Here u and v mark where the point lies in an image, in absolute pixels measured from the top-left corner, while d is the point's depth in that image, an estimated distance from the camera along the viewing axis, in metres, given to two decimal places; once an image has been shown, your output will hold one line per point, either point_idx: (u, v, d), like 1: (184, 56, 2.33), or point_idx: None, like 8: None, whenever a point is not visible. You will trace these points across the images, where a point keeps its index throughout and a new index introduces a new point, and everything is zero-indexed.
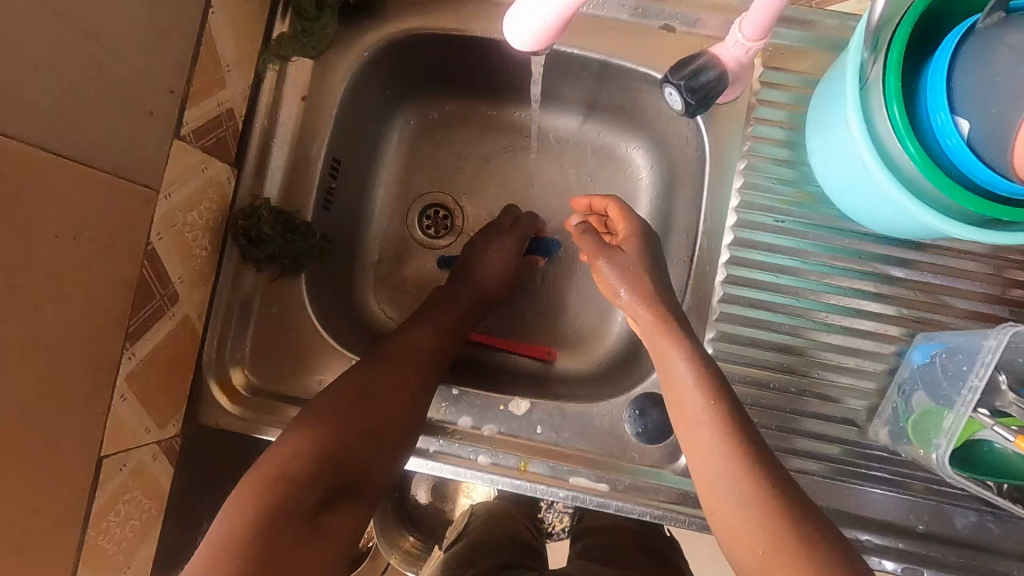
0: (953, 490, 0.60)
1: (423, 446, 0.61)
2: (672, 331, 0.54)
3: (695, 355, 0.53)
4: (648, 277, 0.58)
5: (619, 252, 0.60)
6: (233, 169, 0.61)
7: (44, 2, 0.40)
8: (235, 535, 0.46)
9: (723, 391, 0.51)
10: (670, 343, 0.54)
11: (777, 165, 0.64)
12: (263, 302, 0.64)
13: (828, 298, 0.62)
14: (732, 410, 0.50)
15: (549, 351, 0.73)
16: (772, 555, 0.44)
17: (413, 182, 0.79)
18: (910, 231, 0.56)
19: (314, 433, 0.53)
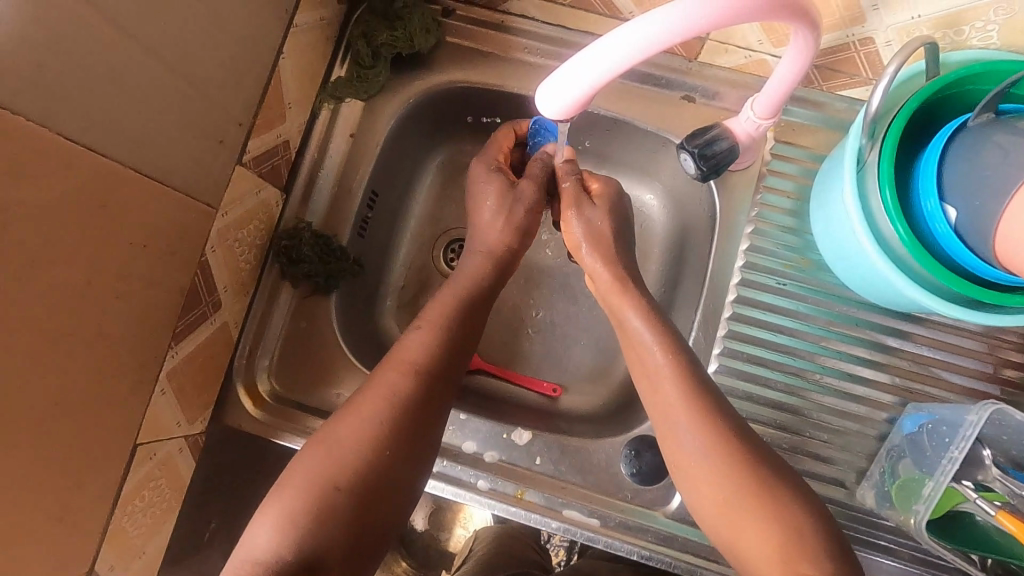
0: (937, 560, 0.62)
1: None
2: (629, 290, 0.60)
3: (650, 313, 0.58)
4: (611, 236, 0.63)
5: (590, 206, 0.64)
6: (282, 193, 0.67)
7: (150, 48, 0.47)
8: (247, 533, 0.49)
9: (679, 346, 0.57)
10: (625, 301, 0.60)
11: (782, 232, 0.68)
12: (294, 316, 0.69)
13: (823, 361, 0.66)
14: (687, 365, 0.55)
15: (555, 388, 0.77)
16: (731, 501, 0.50)
17: (441, 217, 0.85)
18: (903, 304, 0.60)
19: (326, 447, 0.52)
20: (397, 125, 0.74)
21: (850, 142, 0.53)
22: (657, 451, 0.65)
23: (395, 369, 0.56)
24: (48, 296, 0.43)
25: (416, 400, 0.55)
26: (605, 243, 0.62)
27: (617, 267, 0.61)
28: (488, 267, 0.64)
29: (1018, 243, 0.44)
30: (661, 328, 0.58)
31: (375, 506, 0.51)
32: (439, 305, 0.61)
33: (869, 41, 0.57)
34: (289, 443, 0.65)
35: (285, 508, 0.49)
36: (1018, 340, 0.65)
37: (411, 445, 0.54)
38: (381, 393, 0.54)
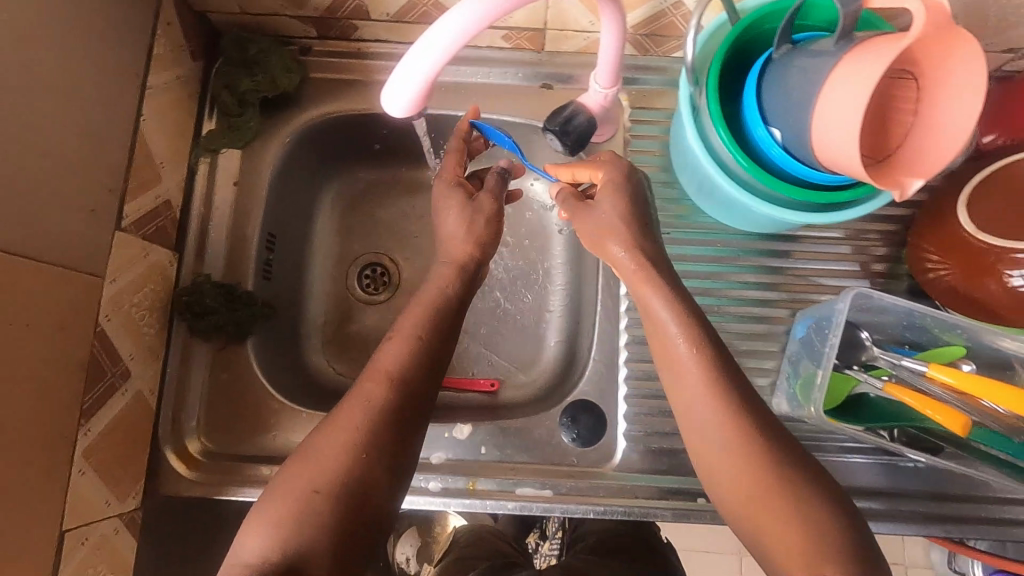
0: (855, 444, 0.68)
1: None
2: (653, 278, 0.52)
3: (676, 299, 0.51)
4: (635, 225, 0.54)
5: (594, 208, 0.57)
6: (174, 253, 0.67)
7: None
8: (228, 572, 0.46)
9: (709, 334, 0.50)
10: (648, 290, 0.52)
11: (658, 187, 0.74)
12: (213, 370, 0.68)
13: (719, 293, 0.71)
14: (710, 344, 0.50)
15: (492, 383, 0.79)
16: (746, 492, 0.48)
17: (350, 247, 0.88)
18: (766, 224, 0.67)
19: (305, 460, 0.50)
20: (281, 167, 0.76)
21: (682, 91, 0.59)
22: (592, 412, 0.68)
23: (373, 381, 0.54)
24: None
25: (390, 408, 0.52)
26: (622, 232, 0.54)
27: (638, 255, 0.53)
28: (456, 277, 0.62)
29: (832, 145, 0.50)
30: (689, 313, 0.51)
31: (360, 511, 0.49)
32: (412, 313, 0.58)
33: (680, 5, 0.64)
34: (233, 496, 0.64)
35: (272, 515, 0.48)
36: (877, 236, 0.73)
37: (394, 454, 0.51)
38: (358, 404, 0.52)
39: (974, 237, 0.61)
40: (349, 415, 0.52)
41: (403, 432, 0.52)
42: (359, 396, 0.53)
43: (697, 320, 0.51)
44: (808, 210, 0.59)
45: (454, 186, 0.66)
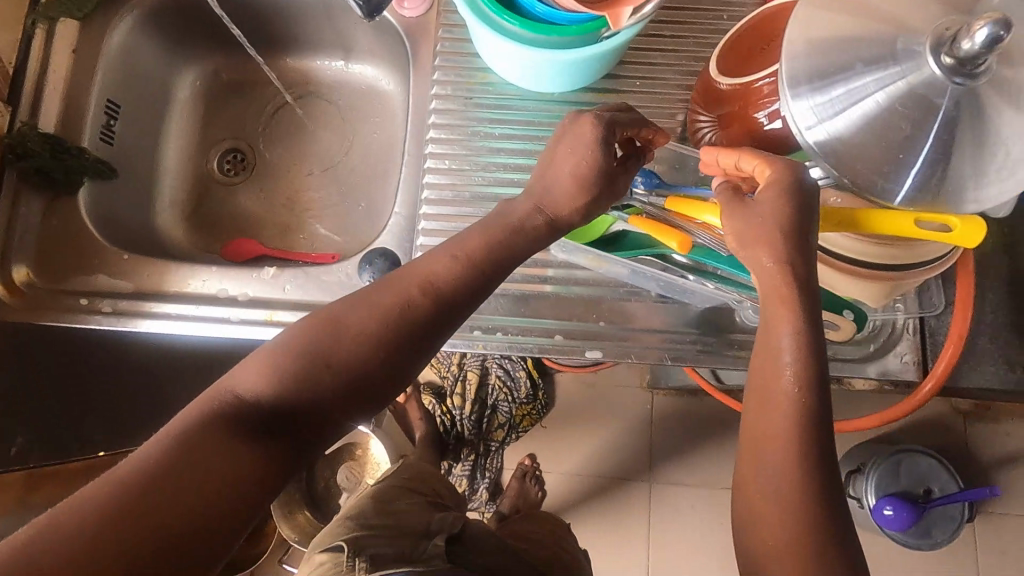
0: (628, 286, 0.72)
1: (167, 311, 0.73)
2: (793, 304, 0.49)
3: (804, 316, 0.48)
4: (780, 234, 0.50)
5: (749, 204, 0.51)
6: (5, 104, 0.73)
7: None
8: (207, 413, 0.45)
9: (823, 381, 0.47)
10: (784, 313, 0.48)
11: (470, 58, 0.79)
12: (43, 216, 0.75)
13: (517, 152, 0.76)
14: (810, 333, 0.48)
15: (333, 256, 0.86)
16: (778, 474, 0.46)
17: (211, 131, 0.95)
18: (548, 78, 0.72)
19: (321, 333, 0.49)
20: (126, 42, 0.82)
21: None
22: (385, 257, 0.73)
23: (416, 284, 0.51)
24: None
25: (416, 318, 0.50)
26: (774, 239, 0.50)
27: (785, 262, 0.49)
28: (539, 222, 0.56)
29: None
30: (807, 353, 0.47)
31: (353, 406, 0.49)
32: (481, 234, 0.54)
33: None
34: (52, 321, 0.71)
35: (275, 364, 0.47)
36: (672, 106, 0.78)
37: (407, 356, 0.50)
38: (394, 298, 0.50)
39: (718, 84, 0.66)
40: (382, 312, 0.50)
41: (408, 347, 0.50)
42: (391, 296, 0.50)
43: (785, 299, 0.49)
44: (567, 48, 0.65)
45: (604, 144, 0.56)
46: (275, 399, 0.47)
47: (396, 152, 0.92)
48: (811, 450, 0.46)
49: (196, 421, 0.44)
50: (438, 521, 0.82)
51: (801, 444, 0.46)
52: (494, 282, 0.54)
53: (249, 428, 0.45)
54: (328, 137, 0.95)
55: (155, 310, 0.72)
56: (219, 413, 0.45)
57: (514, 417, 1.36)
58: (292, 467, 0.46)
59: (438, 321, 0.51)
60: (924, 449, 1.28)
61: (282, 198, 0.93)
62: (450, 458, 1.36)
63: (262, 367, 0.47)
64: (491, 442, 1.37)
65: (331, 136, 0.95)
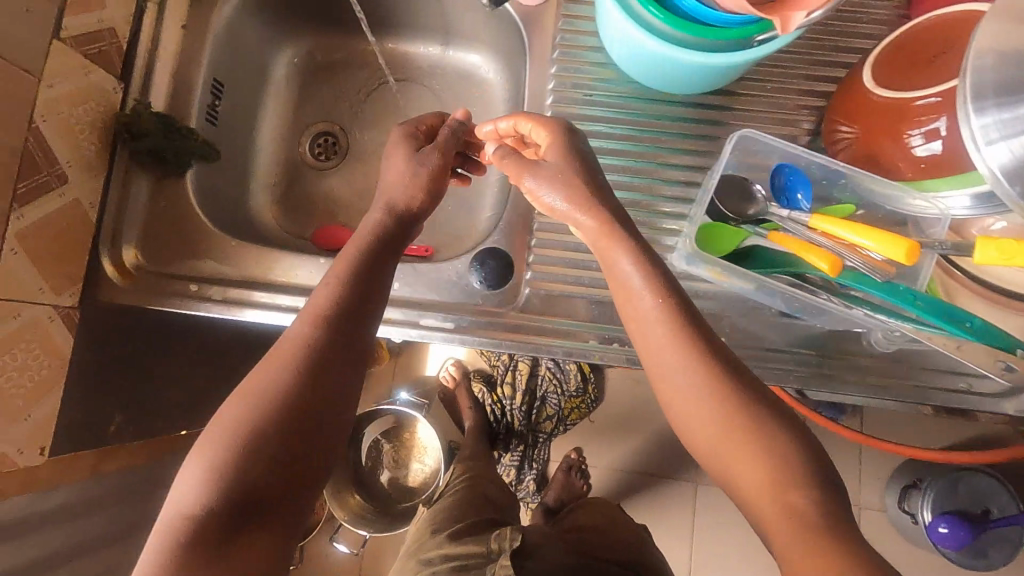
0: (747, 300, 0.70)
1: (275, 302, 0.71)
2: (617, 230, 0.55)
3: (636, 252, 0.54)
4: (583, 179, 0.56)
5: (542, 164, 0.58)
6: (119, 81, 0.71)
7: None
8: (170, 547, 0.44)
9: (680, 314, 0.52)
10: (616, 247, 0.54)
11: (588, 51, 0.76)
12: (152, 197, 0.74)
13: (639, 154, 0.73)
14: (677, 298, 0.52)
15: (428, 249, 0.82)
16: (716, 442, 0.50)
17: (303, 113, 0.92)
18: (691, 79, 0.68)
19: (256, 400, 0.49)
20: (232, 18, 0.80)
21: None
22: (498, 257, 0.71)
23: (303, 322, 0.53)
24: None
25: (317, 344, 0.52)
26: (576, 185, 0.56)
27: (598, 211, 0.55)
28: (387, 219, 0.62)
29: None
30: (658, 279, 0.53)
31: (313, 437, 0.50)
32: (342, 258, 0.58)
33: None
34: (162, 307, 0.70)
35: (208, 454, 0.47)
36: (799, 113, 0.74)
37: (335, 363, 0.53)
38: (296, 343, 0.52)
39: (872, 94, 0.61)
40: (295, 346, 0.52)
41: (330, 358, 0.52)
42: (298, 334, 0.53)
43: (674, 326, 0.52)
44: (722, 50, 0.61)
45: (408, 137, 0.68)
46: (229, 486, 0.46)
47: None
48: (727, 395, 0.50)
49: (178, 545, 0.44)
50: (498, 538, 0.83)
51: (708, 412, 0.50)
52: (373, 291, 0.57)
53: (224, 534, 0.45)
54: None
55: (262, 300, 0.71)
56: (190, 530, 0.45)
57: (563, 409, 1.33)
58: (284, 517, 0.48)
59: (344, 330, 0.54)
60: (987, 468, 1.21)
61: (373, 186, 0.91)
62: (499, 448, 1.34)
63: (197, 475, 0.47)
64: (539, 433, 1.35)
65: None
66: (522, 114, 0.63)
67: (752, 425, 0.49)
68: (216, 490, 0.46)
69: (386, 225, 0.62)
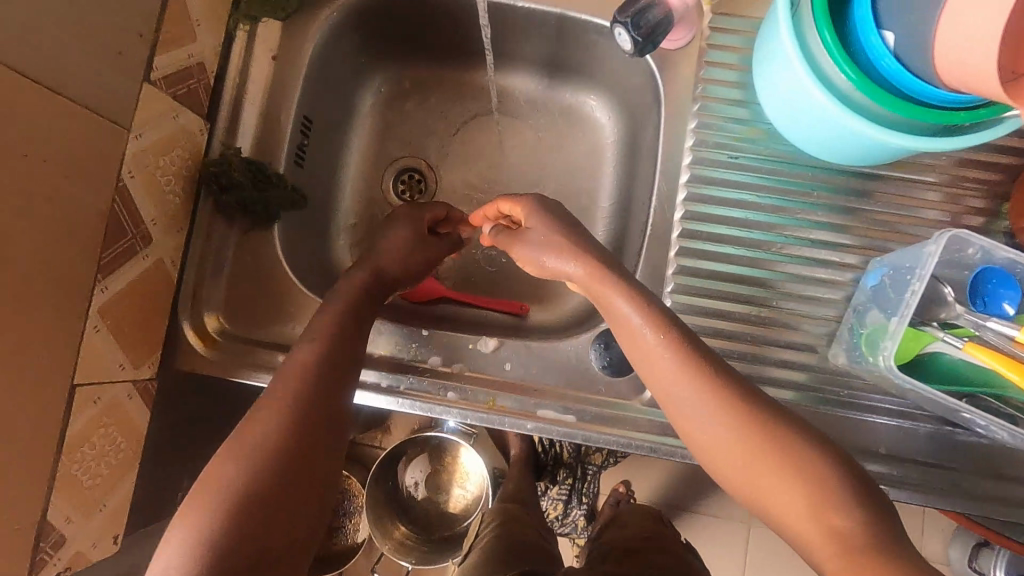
0: (911, 410, 0.62)
1: (373, 380, 0.63)
2: (608, 276, 0.55)
3: (634, 294, 0.54)
4: (573, 239, 0.57)
5: (528, 232, 0.60)
6: (205, 122, 0.63)
7: None
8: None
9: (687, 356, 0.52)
10: (608, 289, 0.54)
11: (730, 105, 0.66)
12: (236, 252, 0.66)
13: (786, 230, 0.64)
14: (682, 339, 0.52)
15: (522, 306, 0.77)
16: (748, 470, 0.49)
17: (387, 147, 0.83)
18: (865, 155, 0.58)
19: (247, 433, 0.49)
20: (325, 47, 0.71)
21: None
22: None
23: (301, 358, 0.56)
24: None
25: (314, 372, 0.55)
26: (558, 241, 0.58)
27: (585, 256, 0.56)
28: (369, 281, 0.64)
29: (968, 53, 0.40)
30: (652, 316, 0.53)
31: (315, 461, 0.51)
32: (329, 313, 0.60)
33: None
34: (246, 380, 0.62)
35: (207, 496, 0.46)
36: (977, 186, 0.64)
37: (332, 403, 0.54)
38: (292, 373, 0.54)
39: None
40: (298, 377, 0.54)
41: (331, 381, 0.55)
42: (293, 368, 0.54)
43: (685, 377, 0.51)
44: (924, 132, 0.51)
45: (404, 220, 0.69)
46: (234, 541, 0.44)
47: (599, 193, 0.81)
48: (757, 421, 0.49)
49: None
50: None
51: (734, 443, 0.49)
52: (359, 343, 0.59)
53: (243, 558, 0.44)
54: (518, 163, 0.83)
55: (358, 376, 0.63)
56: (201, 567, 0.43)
57: None
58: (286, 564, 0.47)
59: (341, 365, 0.57)
60: None
61: None
62: (545, 481, 1.13)
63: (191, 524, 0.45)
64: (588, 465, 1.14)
65: (522, 163, 0.83)
66: (501, 197, 0.65)
67: (784, 441, 0.48)
68: (226, 544, 0.44)
69: (371, 286, 0.65)
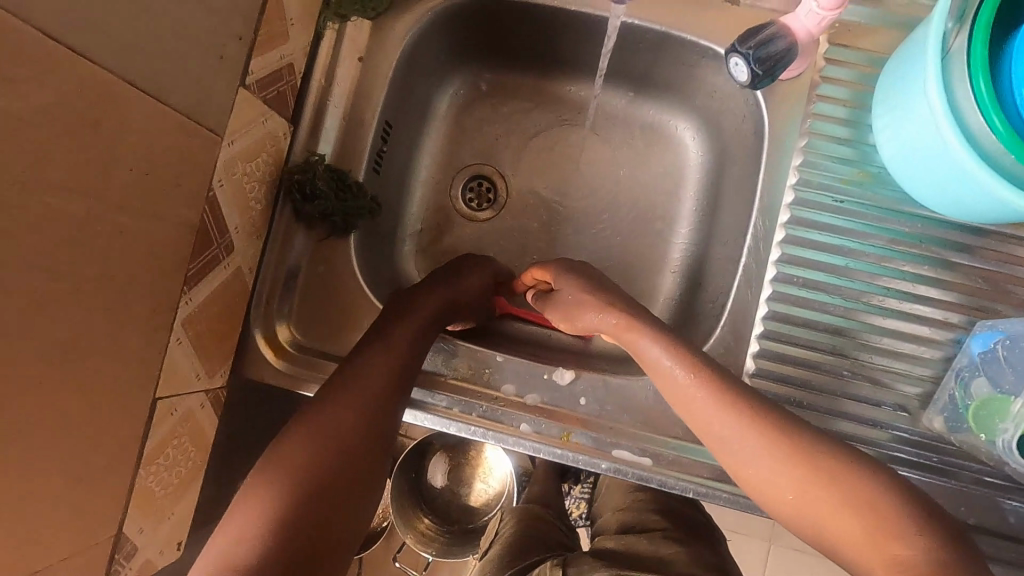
0: (1008, 483, 0.58)
1: (445, 405, 0.61)
2: (640, 325, 0.57)
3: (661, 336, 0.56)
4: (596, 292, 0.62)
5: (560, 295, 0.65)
6: (289, 125, 0.61)
7: None
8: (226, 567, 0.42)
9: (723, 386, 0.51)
10: (638, 333, 0.57)
11: (837, 144, 0.62)
12: (311, 260, 0.64)
13: (889, 282, 0.61)
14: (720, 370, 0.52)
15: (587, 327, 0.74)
16: (803, 498, 0.46)
17: (459, 153, 0.80)
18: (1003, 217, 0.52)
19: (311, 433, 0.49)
20: (411, 48, 0.68)
21: (932, 28, 0.47)
22: None
23: (384, 369, 0.55)
24: (31, 233, 0.36)
25: (385, 377, 0.54)
26: (591, 300, 0.61)
27: (616, 312, 0.59)
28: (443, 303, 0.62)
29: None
30: (681, 353, 0.54)
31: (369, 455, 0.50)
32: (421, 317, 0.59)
33: None
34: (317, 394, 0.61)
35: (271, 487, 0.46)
36: None
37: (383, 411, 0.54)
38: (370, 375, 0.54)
39: None
40: (371, 380, 0.53)
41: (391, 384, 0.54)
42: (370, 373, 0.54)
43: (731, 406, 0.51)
44: None
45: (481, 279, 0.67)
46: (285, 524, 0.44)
47: (678, 217, 0.77)
48: (809, 446, 0.47)
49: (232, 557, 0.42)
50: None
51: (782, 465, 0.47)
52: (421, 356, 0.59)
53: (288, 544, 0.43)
54: (593, 179, 0.80)
55: (427, 401, 0.61)
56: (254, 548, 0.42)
57: None
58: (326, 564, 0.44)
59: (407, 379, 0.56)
60: None
61: (530, 245, 0.79)
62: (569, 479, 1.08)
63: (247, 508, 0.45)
64: None
65: (597, 179, 0.80)
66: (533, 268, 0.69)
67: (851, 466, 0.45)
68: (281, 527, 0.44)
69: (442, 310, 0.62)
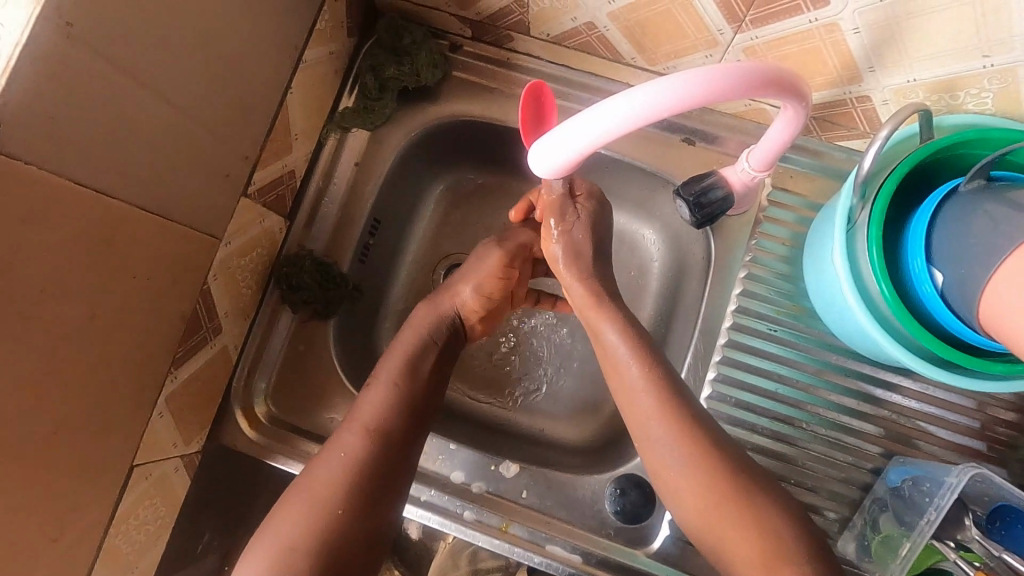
0: None
1: (435, 499, 0.66)
2: (604, 306, 0.60)
3: (624, 327, 0.59)
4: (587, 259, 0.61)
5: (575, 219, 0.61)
6: (285, 221, 0.69)
7: (172, 97, 0.49)
8: None
9: (670, 403, 0.55)
10: (601, 318, 0.60)
11: (776, 278, 0.69)
12: (292, 340, 0.71)
13: (814, 409, 0.66)
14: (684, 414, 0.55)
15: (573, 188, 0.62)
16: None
17: (443, 243, 0.84)
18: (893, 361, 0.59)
19: (327, 494, 0.53)
20: (403, 155, 0.76)
21: (841, 202, 0.54)
22: (643, 491, 0.66)
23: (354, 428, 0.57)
24: (44, 338, 0.44)
25: (393, 425, 0.58)
26: (583, 262, 0.61)
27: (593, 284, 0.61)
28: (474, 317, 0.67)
29: (1012, 311, 0.42)
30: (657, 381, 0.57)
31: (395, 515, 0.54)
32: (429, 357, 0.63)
33: (866, 99, 0.58)
34: (282, 466, 0.67)
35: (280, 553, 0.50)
36: (1011, 400, 0.64)
37: (390, 462, 0.57)
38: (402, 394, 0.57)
39: None
40: None
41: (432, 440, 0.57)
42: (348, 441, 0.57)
43: (739, 498, 0.51)
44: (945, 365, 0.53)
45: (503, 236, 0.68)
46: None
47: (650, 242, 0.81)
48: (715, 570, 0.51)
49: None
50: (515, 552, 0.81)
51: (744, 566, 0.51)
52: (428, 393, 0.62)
53: None
54: None
55: (429, 498, 0.66)
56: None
57: None
58: None
59: None
60: None
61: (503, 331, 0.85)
62: None
63: None
64: None
65: None
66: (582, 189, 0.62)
67: None
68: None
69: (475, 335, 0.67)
